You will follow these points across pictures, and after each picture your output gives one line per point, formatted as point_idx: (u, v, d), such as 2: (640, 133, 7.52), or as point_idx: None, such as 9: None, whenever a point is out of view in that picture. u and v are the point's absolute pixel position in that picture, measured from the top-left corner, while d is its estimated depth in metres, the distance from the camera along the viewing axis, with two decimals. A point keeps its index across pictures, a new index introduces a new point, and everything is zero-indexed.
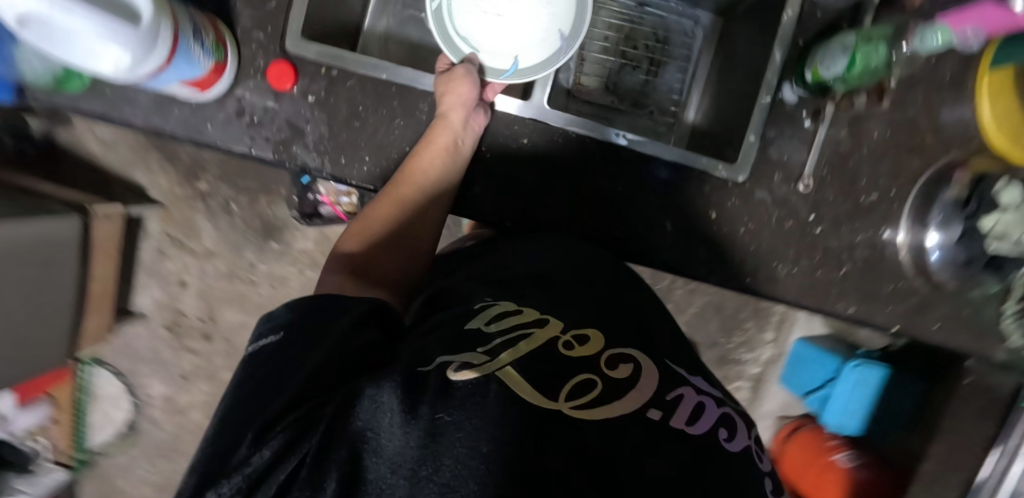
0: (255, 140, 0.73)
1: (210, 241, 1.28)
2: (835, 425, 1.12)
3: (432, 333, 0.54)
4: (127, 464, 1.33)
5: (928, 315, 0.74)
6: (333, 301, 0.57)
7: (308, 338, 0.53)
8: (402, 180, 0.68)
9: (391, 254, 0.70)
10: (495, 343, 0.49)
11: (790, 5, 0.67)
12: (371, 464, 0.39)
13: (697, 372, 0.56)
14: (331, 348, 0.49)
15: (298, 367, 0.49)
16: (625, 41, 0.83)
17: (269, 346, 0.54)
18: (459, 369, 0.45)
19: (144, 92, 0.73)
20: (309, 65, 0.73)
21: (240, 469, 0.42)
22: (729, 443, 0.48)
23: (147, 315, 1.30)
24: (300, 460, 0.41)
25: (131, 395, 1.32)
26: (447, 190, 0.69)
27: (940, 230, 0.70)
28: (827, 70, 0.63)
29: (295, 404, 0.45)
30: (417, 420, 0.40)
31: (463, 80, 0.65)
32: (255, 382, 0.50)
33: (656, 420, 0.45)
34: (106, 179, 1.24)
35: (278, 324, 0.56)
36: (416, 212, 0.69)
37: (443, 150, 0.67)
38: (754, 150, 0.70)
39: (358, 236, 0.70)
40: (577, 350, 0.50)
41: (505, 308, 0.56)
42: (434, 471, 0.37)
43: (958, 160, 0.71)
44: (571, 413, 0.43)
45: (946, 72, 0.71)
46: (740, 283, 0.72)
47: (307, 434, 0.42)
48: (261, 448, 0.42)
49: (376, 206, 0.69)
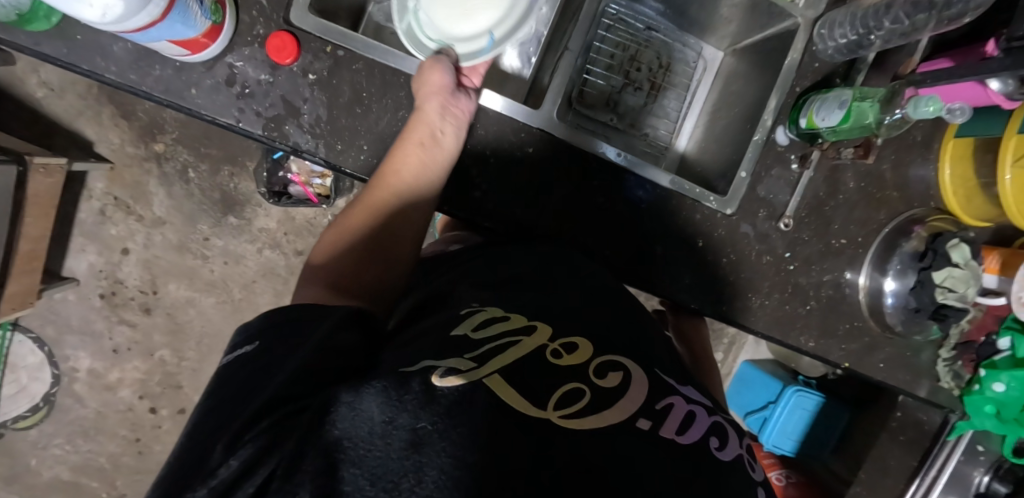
0: (245, 113, 0.66)
1: (161, 209, 1.20)
2: (771, 446, 1.20)
3: (417, 339, 0.48)
4: (39, 442, 1.22)
5: (876, 354, 0.80)
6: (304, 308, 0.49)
7: (285, 343, 0.45)
8: (380, 179, 0.63)
9: (372, 257, 0.62)
10: (484, 349, 0.44)
11: (794, 49, 0.73)
12: (349, 475, 0.32)
13: (687, 380, 0.53)
14: (312, 353, 0.42)
15: (273, 375, 0.42)
16: (631, 61, 0.85)
17: (236, 360, 0.46)
18: (444, 375, 0.40)
19: (121, 43, 0.63)
20: (313, 41, 0.67)
21: (206, 481, 0.34)
22: (720, 452, 0.44)
23: (79, 280, 1.19)
24: (272, 471, 0.34)
25: (53, 366, 1.21)
26: (429, 188, 0.64)
27: (896, 278, 0.76)
28: (823, 120, 0.68)
29: (265, 411, 0.38)
30: (397, 429, 0.35)
31: (433, 69, 0.62)
32: (225, 393, 0.42)
33: (645, 430, 0.42)
34: (49, 129, 1.14)
35: (252, 333, 0.48)
36: (393, 211, 0.63)
37: (417, 146, 0.63)
38: (744, 186, 0.74)
39: (335, 241, 0.63)
40: (566, 359, 0.46)
41: (492, 314, 0.50)
42: (417, 483, 0.32)
43: (920, 215, 0.78)
44: (558, 421, 0.39)
45: (918, 134, 0.78)
46: (717, 310, 0.75)
47: (280, 444, 0.35)
48: (228, 459, 0.35)
49: (353, 209, 0.64)
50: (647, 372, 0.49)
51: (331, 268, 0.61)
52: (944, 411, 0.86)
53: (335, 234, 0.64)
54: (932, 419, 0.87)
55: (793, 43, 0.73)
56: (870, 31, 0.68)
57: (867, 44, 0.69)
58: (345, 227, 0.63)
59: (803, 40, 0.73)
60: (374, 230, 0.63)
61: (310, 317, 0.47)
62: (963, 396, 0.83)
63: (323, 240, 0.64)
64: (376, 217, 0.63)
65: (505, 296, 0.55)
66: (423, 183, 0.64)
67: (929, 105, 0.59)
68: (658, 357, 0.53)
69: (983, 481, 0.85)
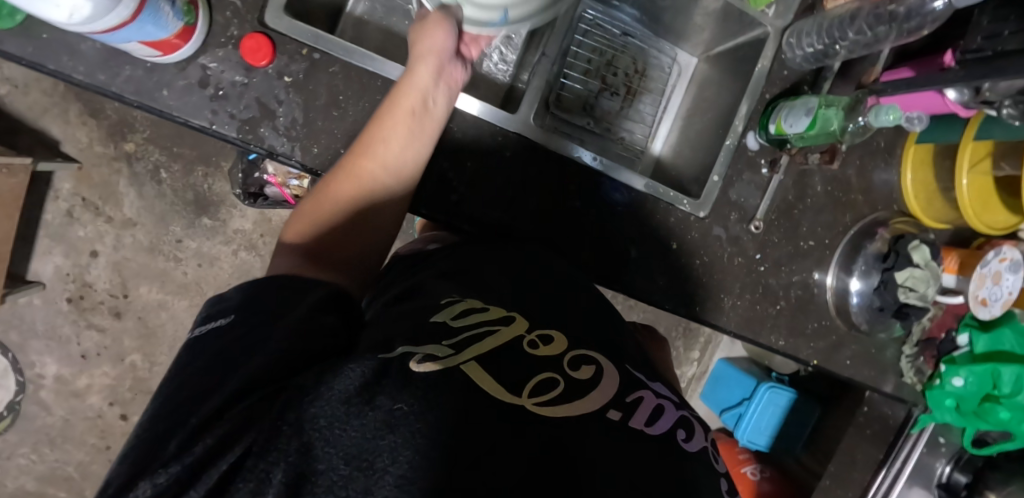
0: (218, 115, 0.65)
1: (131, 210, 1.17)
2: (746, 441, 1.23)
3: (394, 321, 0.48)
4: (2, 452, 1.18)
5: (843, 352, 0.83)
6: (281, 284, 0.47)
7: (260, 320, 0.43)
8: (362, 146, 0.59)
9: (353, 235, 0.60)
10: (462, 337, 0.44)
11: (763, 57, 0.75)
12: (324, 454, 0.32)
13: (655, 376, 0.53)
14: (291, 331, 0.41)
15: (249, 354, 0.40)
16: (607, 66, 0.86)
17: (210, 334, 0.43)
18: (422, 361, 0.40)
19: (90, 42, 0.62)
20: (289, 43, 0.67)
21: (179, 457, 0.33)
22: (688, 443, 0.45)
23: (45, 284, 1.16)
24: (246, 449, 0.32)
25: (18, 374, 1.17)
26: (414, 160, 0.61)
27: (861, 278, 0.79)
28: (790, 127, 0.71)
29: (247, 389, 0.36)
30: (372, 412, 0.34)
31: (438, 26, 0.59)
32: (197, 370, 0.39)
33: (615, 421, 0.42)
34: (12, 127, 1.10)
35: (228, 306, 0.46)
36: (376, 183, 0.59)
37: (407, 115, 0.59)
38: (717, 189, 0.76)
39: (311, 217, 0.59)
40: (541, 350, 0.46)
41: (471, 304, 0.50)
42: (391, 462, 0.32)
43: (883, 218, 0.81)
44: (532, 408, 0.39)
45: (881, 140, 0.81)
46: (690, 310, 0.77)
47: (254, 423, 0.34)
48: (201, 438, 0.33)
49: (332, 178, 0.59)
50: (619, 368, 0.49)
51: (309, 243, 0.58)
52: (908, 405, 0.88)
53: (312, 205, 0.59)
54: (895, 413, 0.90)
55: (764, 51, 0.75)
56: (835, 41, 0.71)
57: (832, 54, 0.72)
58: (324, 199, 0.59)
59: (773, 48, 0.75)
60: (354, 201, 0.59)
61: (290, 296, 0.45)
62: (924, 391, 0.85)
63: (298, 213, 0.60)
64: (361, 191, 0.59)
65: (481, 290, 0.55)
66: (409, 157, 0.61)
67: (889, 114, 0.61)
68: (630, 355, 0.54)
69: (944, 473, 0.89)
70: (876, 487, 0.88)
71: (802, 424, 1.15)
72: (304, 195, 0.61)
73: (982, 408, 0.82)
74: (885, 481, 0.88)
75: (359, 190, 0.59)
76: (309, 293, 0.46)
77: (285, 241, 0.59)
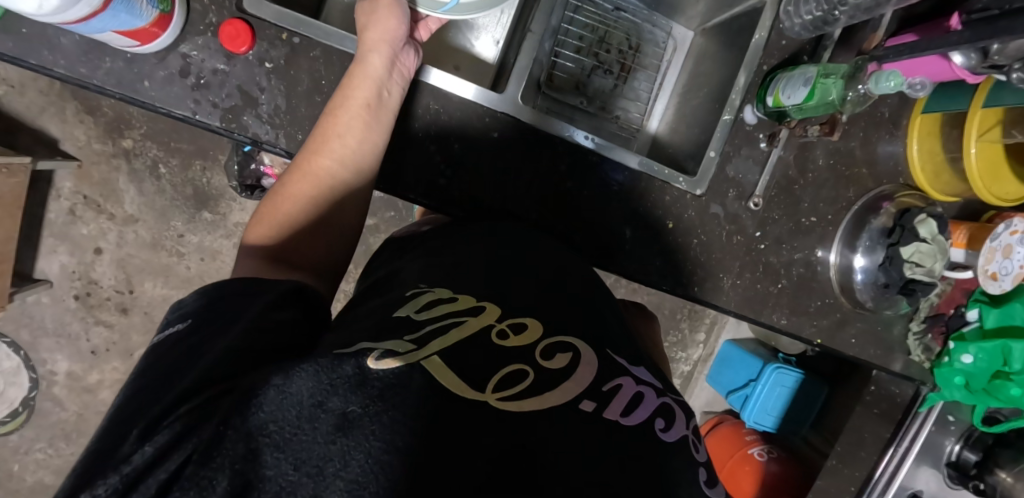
0: (201, 105, 0.65)
1: (133, 206, 1.17)
2: (753, 423, 1.21)
3: (359, 322, 0.48)
4: (20, 447, 1.20)
5: (847, 330, 0.81)
6: (234, 288, 0.47)
7: (213, 329, 0.43)
8: (317, 142, 0.60)
9: (312, 236, 0.59)
10: (424, 331, 0.44)
11: (760, 28, 0.72)
12: (272, 460, 0.31)
13: (639, 361, 0.53)
14: (243, 331, 0.42)
15: (197, 359, 0.40)
16: (600, 43, 0.84)
17: (167, 341, 0.44)
18: (381, 357, 0.40)
19: (69, 35, 0.61)
20: (268, 28, 0.66)
21: (118, 468, 0.32)
22: (665, 434, 0.44)
23: (52, 282, 1.17)
24: (187, 456, 0.32)
25: (30, 371, 1.19)
26: (371, 152, 0.61)
27: (865, 254, 0.76)
28: (789, 99, 0.68)
29: (195, 389, 0.36)
30: (325, 413, 0.34)
31: (389, 13, 0.61)
32: (149, 378, 0.40)
33: (588, 412, 0.42)
34: (11, 127, 1.11)
35: (185, 311, 0.47)
36: (333, 180, 0.60)
37: (362, 107, 0.60)
38: (713, 165, 0.74)
39: (270, 219, 0.58)
40: (512, 340, 0.46)
41: (438, 295, 0.50)
42: (343, 467, 0.31)
43: (888, 192, 0.78)
44: (495, 404, 0.39)
45: (885, 110, 0.78)
46: (688, 291, 0.76)
47: (196, 429, 0.33)
48: (141, 446, 0.33)
49: (288, 178, 0.59)
50: (598, 353, 0.49)
51: (267, 245, 0.57)
52: (916, 383, 0.88)
53: (270, 208, 0.59)
54: (903, 391, 0.89)
55: (761, 20, 0.72)
56: (834, 7, 0.67)
57: (832, 21, 0.69)
58: (284, 201, 0.59)
59: (770, 17, 0.72)
60: (312, 200, 0.59)
61: (242, 297, 0.46)
62: (933, 369, 0.85)
63: (257, 215, 0.60)
64: (320, 190, 0.59)
65: (459, 275, 0.55)
66: (366, 151, 0.61)
67: (890, 80, 0.59)
68: (613, 338, 0.53)
69: (954, 451, 0.86)
70: (882, 471, 0.86)
71: (808, 406, 1.15)
72: (262, 200, 0.61)
73: (992, 385, 0.79)
74: (892, 462, 0.86)
75: (317, 187, 0.59)
76: (261, 295, 0.46)
77: (245, 245, 0.58)
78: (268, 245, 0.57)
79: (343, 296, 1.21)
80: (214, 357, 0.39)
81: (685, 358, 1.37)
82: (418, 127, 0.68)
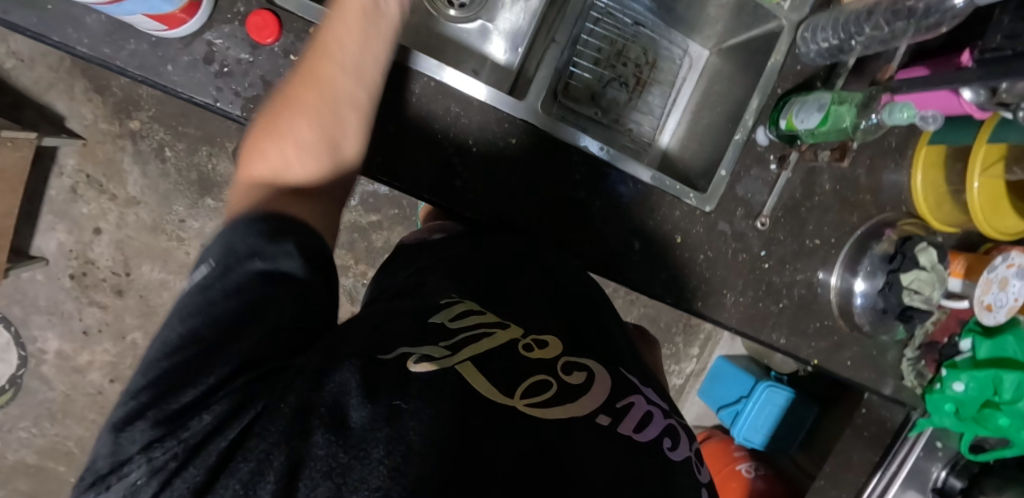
0: (222, 93, 0.65)
1: (135, 188, 1.16)
2: (743, 439, 1.22)
3: (389, 318, 0.45)
4: (4, 425, 1.19)
5: (844, 353, 0.83)
6: (254, 224, 0.41)
7: (217, 288, 0.37)
8: (316, 51, 0.55)
9: (323, 157, 0.53)
10: (459, 339, 0.43)
11: (777, 51, 0.73)
12: (322, 440, 0.31)
13: (648, 381, 0.52)
14: (283, 297, 0.38)
15: (241, 318, 0.36)
16: (617, 56, 0.86)
17: (192, 288, 0.37)
18: (418, 361, 0.38)
19: (94, 15, 0.61)
20: (293, 21, 0.66)
21: (176, 432, 0.31)
22: (673, 452, 0.43)
23: (48, 260, 1.16)
24: (248, 424, 0.32)
25: (20, 348, 1.18)
26: (378, 63, 0.57)
27: (866, 279, 0.78)
28: (802, 122, 0.69)
29: (249, 365, 0.35)
30: (373, 404, 0.33)
31: None
32: (183, 336, 0.35)
33: (605, 426, 0.41)
34: (18, 102, 1.10)
35: (208, 253, 0.40)
36: (340, 90, 0.54)
37: (360, 15, 0.57)
38: (723, 184, 0.75)
39: (276, 137, 0.52)
40: (536, 353, 0.45)
41: (469, 306, 0.49)
42: (386, 453, 0.31)
43: (892, 219, 0.80)
44: (522, 410, 0.38)
45: (892, 140, 0.80)
46: (691, 305, 0.77)
47: (255, 401, 0.33)
48: (200, 412, 0.32)
49: (293, 91, 0.54)
50: (611, 372, 0.48)
51: (270, 161, 0.51)
52: (907, 409, 0.88)
53: (270, 122, 0.53)
54: (894, 416, 0.89)
55: (777, 45, 0.73)
56: (850, 36, 0.69)
57: (847, 50, 0.71)
58: (290, 116, 0.52)
59: (786, 42, 0.73)
60: (319, 112, 0.53)
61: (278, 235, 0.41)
62: (924, 395, 0.86)
63: (253, 128, 0.53)
64: (327, 102, 0.54)
65: (480, 289, 0.54)
66: (369, 64, 0.57)
67: (903, 112, 0.61)
68: (625, 359, 0.53)
69: (941, 477, 0.89)
70: (871, 489, 0.89)
71: (797, 424, 1.16)
72: (257, 117, 0.54)
73: (981, 414, 0.82)
74: (881, 483, 0.89)
75: (322, 95, 0.54)
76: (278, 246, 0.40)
77: (249, 173, 0.51)
78: (272, 163, 0.51)
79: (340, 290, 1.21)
80: (238, 313, 0.36)
81: (678, 372, 1.38)
82: (438, 128, 0.68)
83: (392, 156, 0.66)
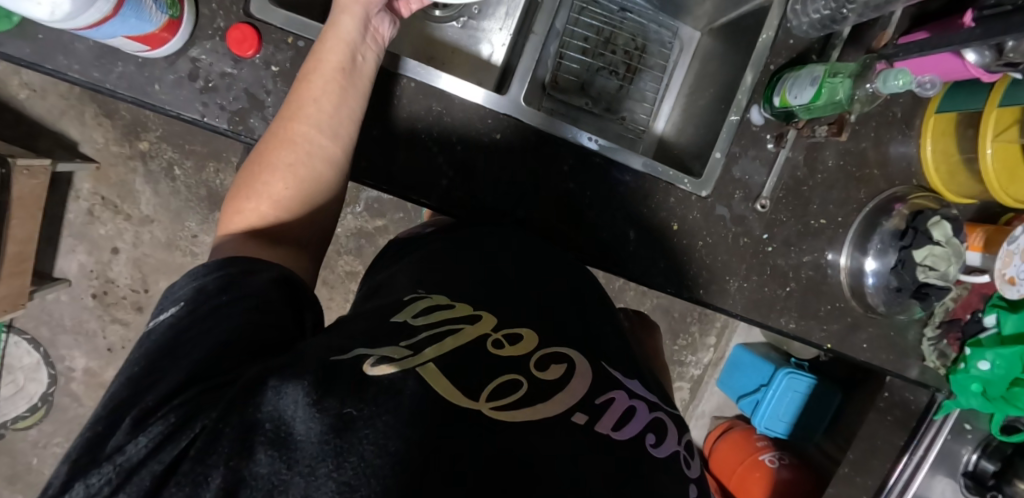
0: (208, 108, 0.66)
1: (148, 207, 1.19)
2: (764, 429, 1.18)
3: (357, 321, 0.47)
4: (39, 441, 1.23)
5: (859, 334, 0.80)
6: (223, 266, 0.46)
7: (176, 326, 0.41)
8: (291, 109, 0.55)
9: (300, 209, 0.55)
10: (421, 337, 0.43)
11: (766, 28, 0.70)
12: (265, 458, 0.31)
13: (634, 373, 0.51)
14: (237, 324, 0.41)
15: (189, 351, 0.39)
16: (605, 44, 0.84)
17: (162, 326, 0.42)
18: (376, 363, 0.39)
19: (83, 40, 0.63)
20: (274, 32, 0.67)
21: (113, 458, 0.33)
22: (655, 449, 0.42)
23: (71, 281, 1.20)
24: (184, 449, 0.32)
25: (50, 367, 1.22)
26: (351, 118, 0.57)
27: (877, 258, 0.74)
28: (796, 98, 0.68)
29: (191, 381, 0.37)
30: (322, 412, 0.34)
31: None
32: (145, 366, 0.38)
33: (580, 425, 0.40)
34: (32, 131, 1.13)
35: (180, 295, 0.44)
36: (312, 147, 0.55)
37: (336, 70, 0.56)
38: (719, 166, 0.73)
39: (249, 194, 0.54)
40: (507, 350, 0.44)
41: (435, 302, 0.49)
42: (335, 468, 0.31)
43: (902, 194, 0.76)
44: (488, 413, 0.38)
45: (898, 110, 0.76)
46: (694, 293, 0.75)
47: (197, 417, 0.34)
48: (136, 436, 0.33)
49: (267, 146, 0.55)
50: (593, 365, 0.47)
51: (247, 217, 0.53)
52: (931, 390, 0.85)
53: (246, 179, 0.54)
54: (918, 398, 0.86)
55: (768, 20, 0.70)
56: (841, 5, 0.66)
57: (841, 19, 0.68)
58: (265, 171, 0.54)
59: (776, 16, 0.70)
60: (294, 168, 0.54)
61: (238, 278, 0.45)
62: (949, 375, 0.82)
63: (233, 187, 0.55)
64: (300, 159, 0.54)
65: (455, 284, 0.54)
66: (345, 122, 0.56)
67: (898, 79, 0.58)
68: (611, 350, 0.52)
69: (972, 460, 0.83)
70: (895, 478, 0.85)
71: (820, 411, 1.10)
72: (238, 171, 0.56)
73: (1011, 393, 0.76)
74: (906, 470, 0.84)
75: (295, 155, 0.54)
76: (235, 291, 0.43)
77: (227, 228, 0.53)
78: (248, 217, 0.53)
79: (349, 296, 1.21)
80: (195, 343, 0.39)
81: (696, 362, 1.35)
82: (421, 127, 0.67)
83: (376, 157, 0.66)
